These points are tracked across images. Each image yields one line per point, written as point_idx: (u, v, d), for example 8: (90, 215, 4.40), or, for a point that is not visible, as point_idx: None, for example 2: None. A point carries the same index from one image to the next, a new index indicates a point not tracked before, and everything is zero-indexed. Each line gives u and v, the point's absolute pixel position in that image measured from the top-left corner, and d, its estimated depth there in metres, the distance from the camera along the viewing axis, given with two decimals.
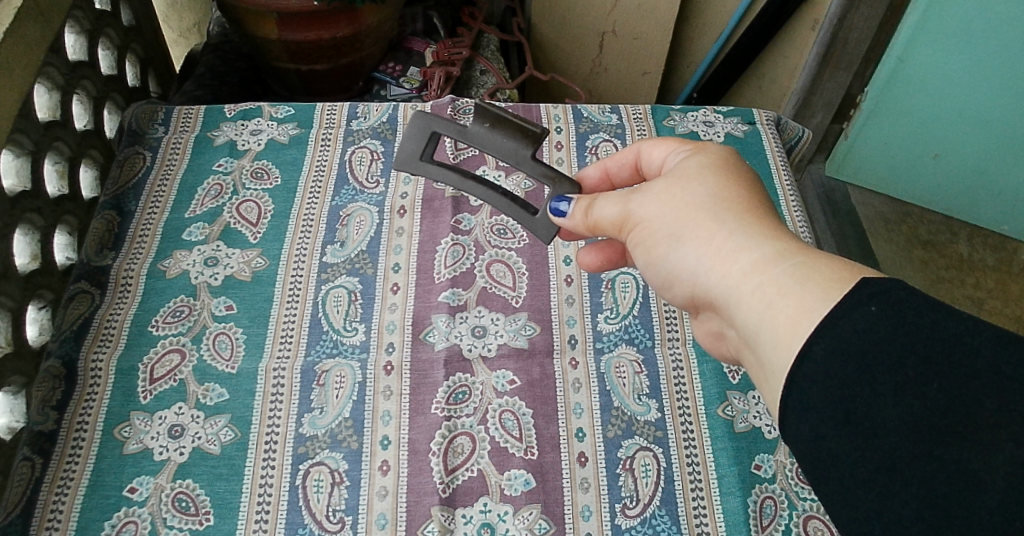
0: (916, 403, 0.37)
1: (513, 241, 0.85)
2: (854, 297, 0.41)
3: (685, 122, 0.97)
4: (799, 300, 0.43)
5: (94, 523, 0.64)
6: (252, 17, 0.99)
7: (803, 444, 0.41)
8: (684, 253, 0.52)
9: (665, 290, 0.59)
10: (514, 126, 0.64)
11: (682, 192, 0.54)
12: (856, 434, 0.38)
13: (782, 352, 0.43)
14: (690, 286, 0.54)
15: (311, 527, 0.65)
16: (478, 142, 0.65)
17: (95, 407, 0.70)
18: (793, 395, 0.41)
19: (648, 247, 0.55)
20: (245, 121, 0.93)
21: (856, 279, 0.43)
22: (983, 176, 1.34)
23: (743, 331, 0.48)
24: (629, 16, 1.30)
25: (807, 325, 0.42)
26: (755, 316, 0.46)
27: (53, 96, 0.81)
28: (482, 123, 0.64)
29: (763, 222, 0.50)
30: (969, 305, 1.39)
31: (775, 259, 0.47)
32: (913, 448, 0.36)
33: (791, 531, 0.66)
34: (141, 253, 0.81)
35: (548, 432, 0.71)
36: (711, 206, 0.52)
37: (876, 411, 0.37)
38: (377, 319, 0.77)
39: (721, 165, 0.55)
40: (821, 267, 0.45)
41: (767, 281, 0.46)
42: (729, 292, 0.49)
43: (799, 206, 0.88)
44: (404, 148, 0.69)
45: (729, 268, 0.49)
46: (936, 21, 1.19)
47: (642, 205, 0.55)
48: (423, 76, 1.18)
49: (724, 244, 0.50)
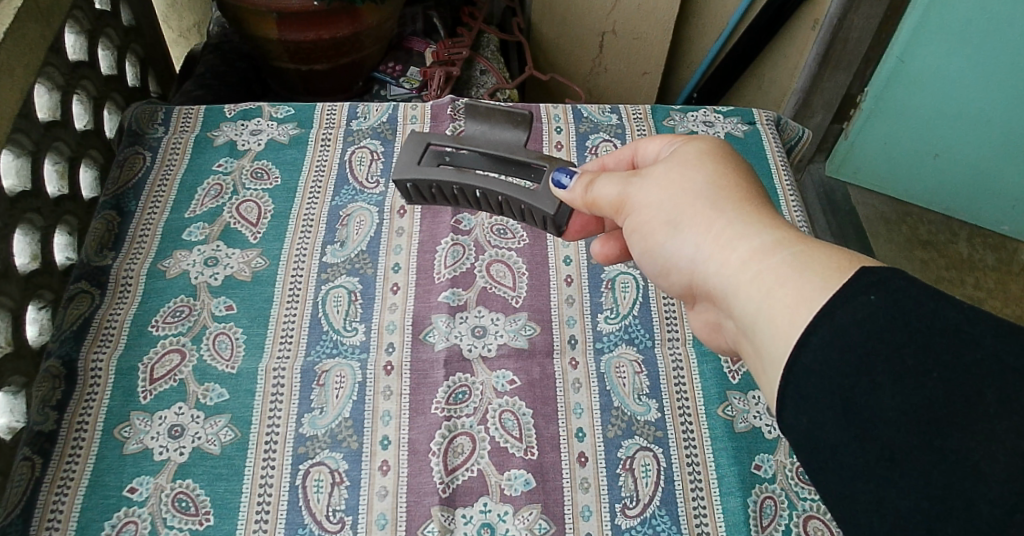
0: (915, 392, 0.36)
1: (513, 240, 0.85)
2: (854, 286, 0.41)
3: (685, 122, 0.97)
4: (797, 288, 0.44)
5: (94, 523, 0.64)
6: (252, 17, 0.99)
7: (801, 436, 0.41)
8: (682, 240, 0.52)
9: (661, 279, 0.59)
10: (502, 117, 0.67)
11: (681, 179, 0.54)
12: (855, 426, 0.38)
13: (780, 341, 0.44)
14: (687, 275, 0.54)
15: (311, 527, 0.65)
16: (473, 139, 0.67)
17: (96, 407, 0.70)
18: (791, 386, 0.41)
19: (645, 235, 0.56)
20: (245, 121, 0.93)
21: (854, 268, 0.43)
22: (984, 176, 1.34)
23: (740, 321, 0.48)
24: (629, 17, 1.30)
25: (805, 314, 0.42)
26: (752, 305, 0.46)
27: (53, 96, 0.81)
28: (473, 120, 0.68)
29: (761, 212, 0.50)
30: (968, 304, 1.39)
31: (773, 248, 0.47)
32: (911, 439, 0.36)
33: (791, 531, 0.66)
34: (141, 253, 0.81)
35: (548, 432, 0.71)
36: (710, 194, 0.52)
37: (874, 401, 0.37)
38: (376, 319, 0.77)
39: (719, 155, 0.55)
40: (819, 255, 0.45)
41: (767, 270, 0.46)
42: (727, 280, 0.49)
43: (799, 206, 0.88)
44: (401, 158, 0.67)
45: (728, 256, 0.49)
46: (937, 19, 1.19)
47: (641, 190, 0.55)
48: (423, 76, 1.18)
49: (723, 232, 0.50)
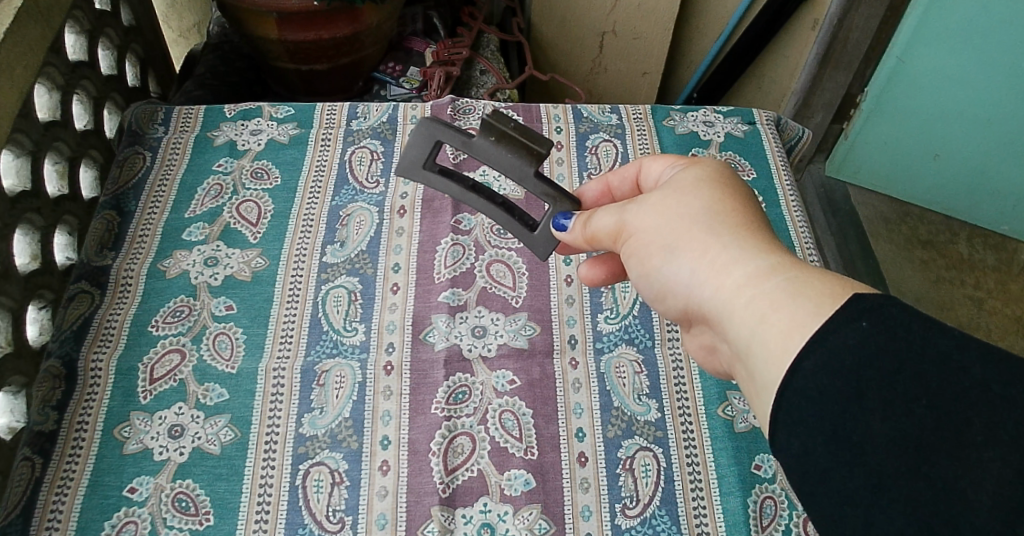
0: (905, 419, 0.36)
1: (513, 240, 0.85)
2: (846, 312, 0.41)
3: (685, 122, 0.97)
4: (791, 314, 0.44)
5: (94, 523, 0.64)
6: (253, 17, 0.99)
7: (792, 459, 0.41)
8: (678, 264, 0.52)
9: (658, 303, 0.59)
10: (519, 144, 0.60)
11: (678, 205, 0.54)
12: (844, 450, 0.38)
13: (772, 367, 0.44)
14: (684, 299, 0.54)
15: (312, 527, 0.65)
16: (482, 155, 0.62)
17: (95, 407, 0.70)
18: (783, 409, 0.41)
19: (642, 259, 0.56)
20: (245, 121, 0.93)
21: (848, 296, 0.42)
22: (983, 177, 1.34)
23: (735, 345, 0.48)
24: (629, 16, 1.30)
25: (797, 341, 0.42)
26: (746, 329, 0.46)
27: (53, 96, 0.81)
28: (487, 137, 0.61)
29: (758, 236, 0.50)
30: (970, 303, 1.39)
31: (768, 273, 0.47)
32: (899, 464, 0.36)
33: (791, 531, 0.66)
34: (141, 253, 0.81)
35: (548, 432, 0.71)
36: (707, 219, 0.52)
37: (863, 426, 0.37)
38: (377, 319, 0.77)
39: (718, 178, 0.55)
40: (813, 281, 0.45)
41: (761, 295, 0.46)
42: (722, 305, 0.49)
43: (799, 207, 0.88)
44: (407, 155, 0.68)
45: (723, 281, 0.49)
46: (937, 19, 1.19)
47: (637, 216, 0.55)
48: (423, 76, 1.19)
49: (718, 257, 0.50)
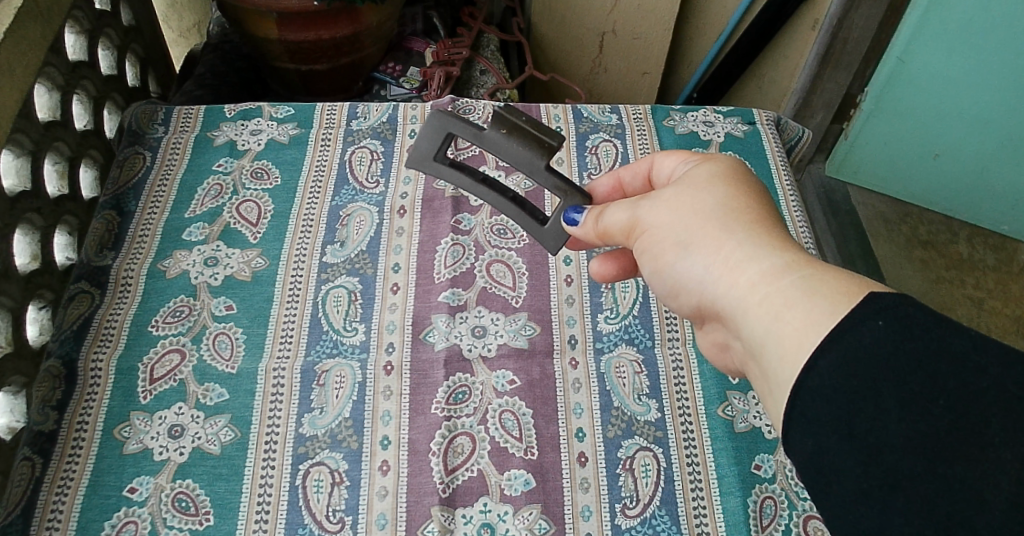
0: (920, 419, 0.36)
1: (513, 240, 0.85)
2: (861, 311, 0.41)
3: (685, 122, 0.97)
4: (806, 312, 0.43)
5: (94, 523, 0.64)
6: (253, 17, 0.99)
7: (805, 459, 0.40)
8: (691, 261, 0.52)
9: (670, 299, 0.59)
10: (530, 136, 0.61)
11: (691, 202, 0.54)
12: (858, 450, 0.38)
13: (787, 366, 0.44)
14: (697, 295, 0.54)
15: (311, 527, 0.65)
16: (494, 148, 0.63)
17: (95, 407, 0.70)
18: (796, 408, 0.41)
19: (655, 255, 0.55)
20: (245, 121, 0.93)
21: (863, 294, 0.42)
22: (983, 175, 1.33)
23: (749, 343, 0.48)
24: (629, 17, 1.30)
25: (813, 339, 0.42)
26: (761, 327, 0.46)
27: (53, 96, 0.81)
28: (498, 128, 0.61)
29: (772, 234, 0.50)
30: (970, 304, 1.40)
31: (783, 271, 0.47)
32: (916, 465, 0.36)
33: (791, 531, 0.66)
34: (141, 253, 0.81)
35: (548, 432, 0.71)
36: (721, 216, 0.52)
37: (879, 426, 0.37)
38: (376, 319, 0.77)
39: (731, 175, 0.55)
40: (828, 279, 0.45)
41: (776, 293, 0.46)
42: (736, 302, 0.49)
43: (799, 206, 0.88)
44: (418, 147, 0.68)
45: (736, 278, 0.49)
46: (937, 20, 1.19)
47: (651, 213, 0.55)
48: (423, 76, 1.19)
49: (732, 254, 0.50)
